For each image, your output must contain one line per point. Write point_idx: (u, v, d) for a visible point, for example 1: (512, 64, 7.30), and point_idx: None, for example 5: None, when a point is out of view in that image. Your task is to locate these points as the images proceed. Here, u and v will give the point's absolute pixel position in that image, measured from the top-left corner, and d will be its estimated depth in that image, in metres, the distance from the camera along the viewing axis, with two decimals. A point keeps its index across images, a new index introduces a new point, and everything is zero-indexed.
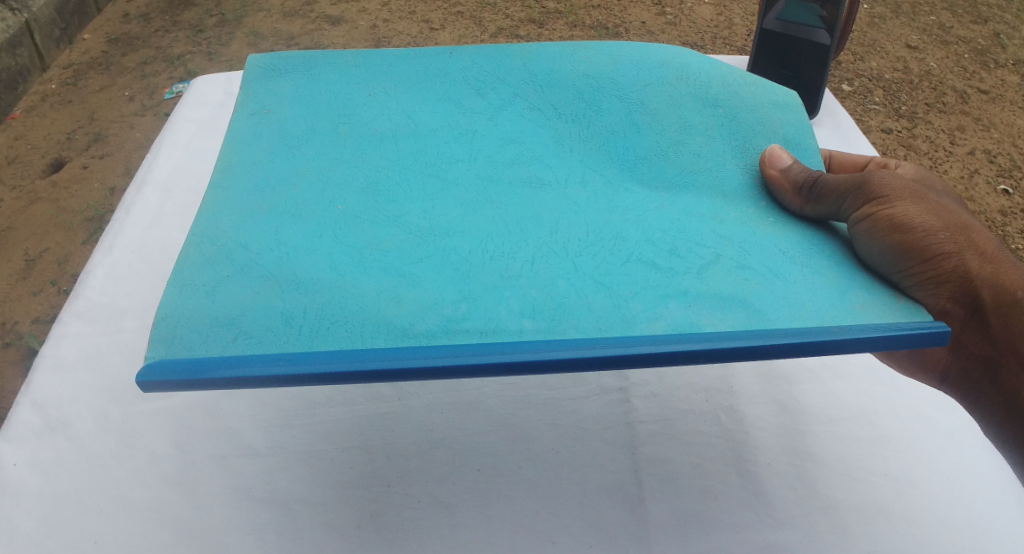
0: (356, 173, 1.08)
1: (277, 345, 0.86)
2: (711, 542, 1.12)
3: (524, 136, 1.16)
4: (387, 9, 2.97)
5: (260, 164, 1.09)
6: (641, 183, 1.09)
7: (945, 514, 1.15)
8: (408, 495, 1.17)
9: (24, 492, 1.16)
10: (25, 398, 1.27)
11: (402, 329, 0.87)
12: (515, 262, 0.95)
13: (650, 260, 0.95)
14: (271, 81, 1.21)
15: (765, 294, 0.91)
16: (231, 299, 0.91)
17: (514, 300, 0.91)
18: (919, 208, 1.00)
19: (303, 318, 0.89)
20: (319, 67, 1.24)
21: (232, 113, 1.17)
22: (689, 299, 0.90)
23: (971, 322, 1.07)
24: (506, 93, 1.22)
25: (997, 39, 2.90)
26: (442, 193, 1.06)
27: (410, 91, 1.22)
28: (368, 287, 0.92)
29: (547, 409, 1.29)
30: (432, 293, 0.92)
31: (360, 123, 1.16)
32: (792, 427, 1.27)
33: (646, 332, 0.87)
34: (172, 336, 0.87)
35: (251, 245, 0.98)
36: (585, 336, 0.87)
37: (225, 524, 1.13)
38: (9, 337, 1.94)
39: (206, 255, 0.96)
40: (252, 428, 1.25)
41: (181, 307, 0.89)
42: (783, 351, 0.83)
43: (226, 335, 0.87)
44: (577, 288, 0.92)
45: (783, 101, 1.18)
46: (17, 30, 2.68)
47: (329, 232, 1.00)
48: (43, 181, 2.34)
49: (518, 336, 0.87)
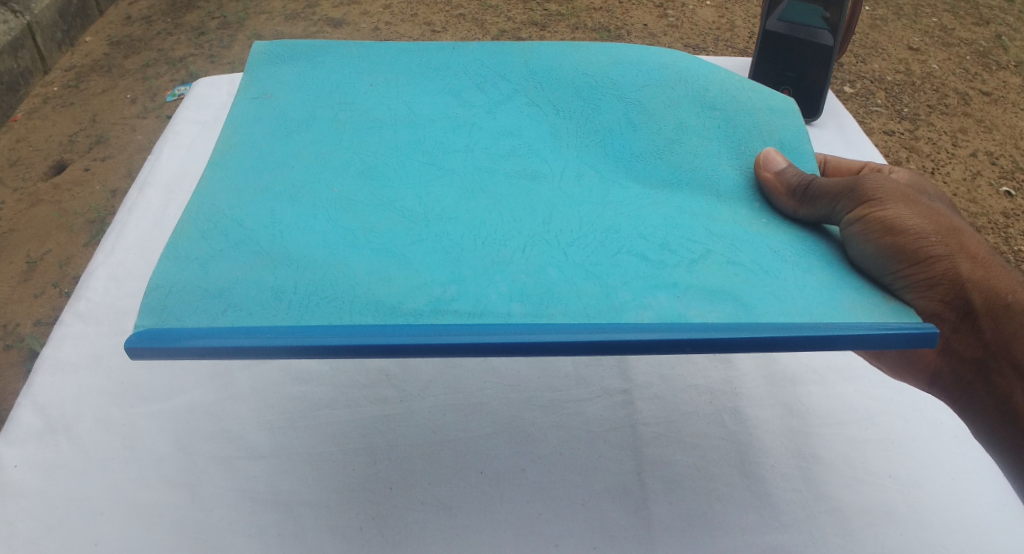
0: (352, 158, 1.08)
1: (266, 317, 0.86)
2: (715, 545, 1.12)
3: (521, 129, 1.15)
4: (389, 12, 2.97)
5: (259, 145, 1.09)
6: (635, 179, 1.08)
7: (951, 516, 1.14)
8: (412, 498, 1.16)
9: (25, 493, 1.15)
10: (26, 399, 1.26)
11: (392, 307, 0.87)
12: (506, 249, 0.95)
13: (641, 252, 0.95)
14: (273, 67, 1.22)
15: (755, 289, 0.90)
16: (223, 273, 0.91)
17: (504, 284, 0.90)
18: (910, 212, 0.98)
19: (293, 293, 0.88)
20: (322, 56, 1.24)
21: (235, 96, 1.17)
22: (679, 291, 0.89)
23: (963, 327, 1.06)
24: (505, 88, 1.22)
25: (999, 41, 2.90)
26: (437, 180, 1.06)
27: (411, 82, 1.22)
28: (358, 266, 0.92)
29: (550, 411, 1.28)
30: (422, 275, 0.91)
31: (359, 110, 1.16)
32: (798, 429, 1.26)
33: (634, 320, 0.86)
34: (162, 306, 0.87)
35: (246, 221, 0.98)
36: (573, 321, 0.86)
37: (227, 526, 1.12)
38: (10, 340, 1.93)
39: (200, 230, 0.96)
40: (254, 430, 1.24)
41: (174, 278, 0.90)
42: (772, 345, 0.84)
43: (217, 306, 0.87)
44: (568, 276, 0.91)
45: (780, 107, 1.17)
46: (19, 32, 2.69)
47: (323, 213, 1.00)
48: (45, 183, 2.34)
49: (506, 319, 0.87)
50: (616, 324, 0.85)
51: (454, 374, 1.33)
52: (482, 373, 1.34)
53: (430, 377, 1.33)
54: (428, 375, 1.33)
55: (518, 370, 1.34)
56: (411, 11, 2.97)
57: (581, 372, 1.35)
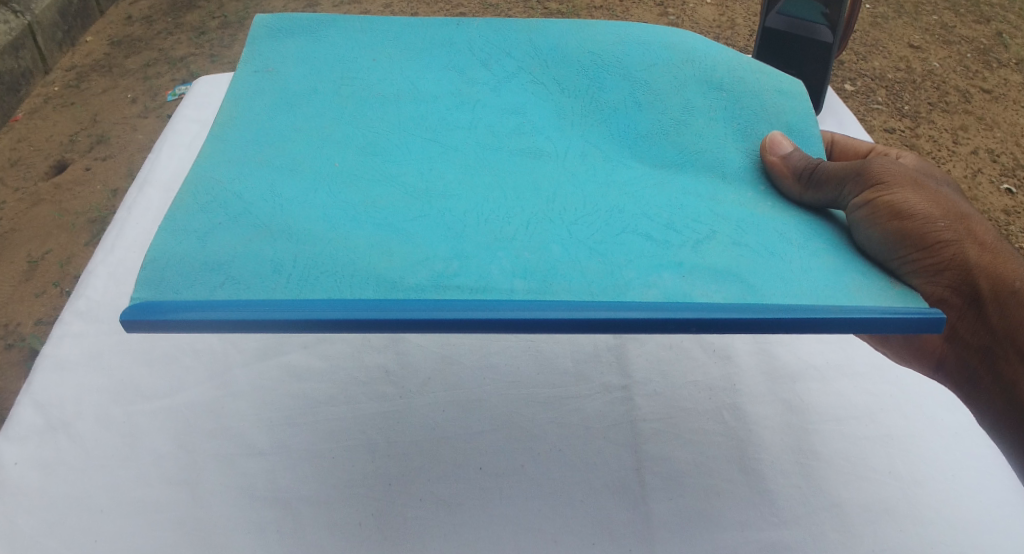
0: (355, 135, 1.08)
1: (264, 291, 0.86)
2: (715, 541, 1.11)
3: (527, 109, 1.15)
4: (389, 11, 2.97)
5: (260, 119, 1.09)
6: (640, 160, 1.08)
7: (951, 512, 1.14)
8: (411, 494, 1.17)
9: (24, 490, 1.15)
10: (26, 397, 1.27)
11: (392, 282, 0.87)
12: (509, 226, 0.95)
13: (646, 232, 0.95)
14: (276, 42, 1.21)
15: (759, 269, 0.90)
16: (222, 245, 0.91)
17: (506, 260, 0.90)
18: (918, 196, 0.99)
19: (292, 266, 0.88)
20: (325, 31, 1.23)
21: (236, 71, 1.17)
22: (684, 270, 0.89)
23: (969, 313, 1.06)
24: (510, 66, 1.21)
25: (1000, 39, 2.89)
26: (441, 157, 1.05)
27: (416, 58, 1.21)
28: (359, 241, 0.92)
29: (550, 407, 1.28)
30: (424, 250, 0.91)
31: (362, 87, 1.16)
32: (798, 426, 1.26)
33: (638, 298, 0.86)
34: (159, 278, 0.87)
35: (246, 195, 0.98)
36: (576, 298, 0.86)
37: (227, 523, 1.12)
38: (10, 339, 1.94)
39: (199, 204, 0.96)
40: (254, 427, 1.24)
41: (172, 250, 0.90)
42: (774, 326, 0.83)
43: (215, 280, 0.87)
44: (571, 253, 0.91)
45: (788, 89, 1.17)
46: (21, 32, 2.69)
47: (325, 189, 1.00)
48: (46, 183, 2.35)
49: (508, 295, 0.86)
50: (618, 301, 0.85)
51: (454, 371, 1.34)
52: (481, 370, 1.34)
53: (429, 374, 1.33)
54: (428, 372, 1.33)
55: (517, 366, 1.35)
56: (411, 10, 2.98)
57: (580, 368, 1.35)
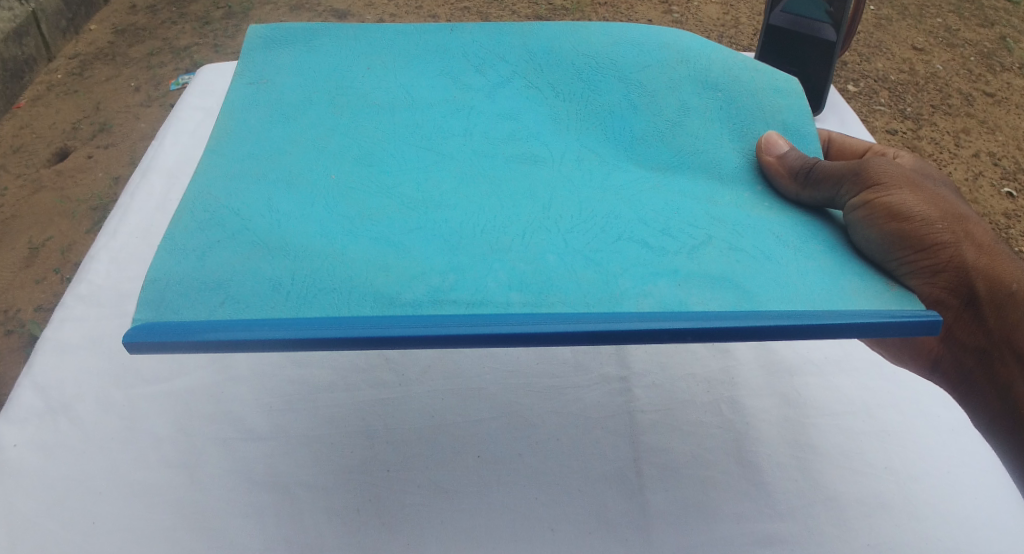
0: (351, 144, 1.08)
1: (265, 309, 0.87)
2: (711, 532, 1.12)
3: (521, 113, 1.15)
4: (393, 5, 2.97)
5: (256, 131, 1.10)
6: (636, 163, 1.08)
7: (947, 508, 1.14)
8: (409, 480, 1.17)
9: (24, 471, 1.16)
10: (27, 380, 1.27)
11: (389, 298, 0.87)
12: (505, 236, 0.95)
13: (641, 238, 0.95)
14: (270, 51, 1.22)
15: (754, 276, 0.91)
16: (221, 263, 0.91)
17: (503, 272, 0.90)
18: (916, 199, 0.99)
19: (291, 283, 0.89)
20: (319, 39, 1.24)
21: (232, 81, 1.18)
22: (679, 278, 0.90)
23: (966, 314, 1.06)
24: (505, 70, 1.21)
25: (1003, 43, 2.89)
26: (437, 166, 1.06)
27: (410, 65, 1.21)
28: (356, 255, 0.92)
29: (548, 397, 1.29)
30: (420, 262, 0.92)
31: (358, 94, 1.16)
32: (794, 420, 1.26)
33: (634, 309, 0.87)
34: (160, 299, 0.88)
35: (243, 210, 0.98)
36: (573, 310, 0.87)
37: (226, 507, 1.13)
38: (10, 325, 1.95)
39: (198, 221, 0.96)
40: (254, 412, 1.25)
41: (171, 270, 0.90)
42: (770, 333, 0.84)
43: (214, 299, 0.88)
44: (567, 263, 0.92)
45: (783, 86, 1.17)
46: (24, 19, 2.69)
47: (322, 200, 1.00)
48: (48, 170, 2.35)
49: (505, 308, 0.87)
50: (614, 313, 0.86)
51: (453, 360, 1.34)
52: (480, 358, 1.34)
53: (428, 362, 1.33)
54: (427, 360, 1.34)
55: (517, 355, 1.35)
56: (416, 4, 2.97)
57: (579, 359, 1.35)
